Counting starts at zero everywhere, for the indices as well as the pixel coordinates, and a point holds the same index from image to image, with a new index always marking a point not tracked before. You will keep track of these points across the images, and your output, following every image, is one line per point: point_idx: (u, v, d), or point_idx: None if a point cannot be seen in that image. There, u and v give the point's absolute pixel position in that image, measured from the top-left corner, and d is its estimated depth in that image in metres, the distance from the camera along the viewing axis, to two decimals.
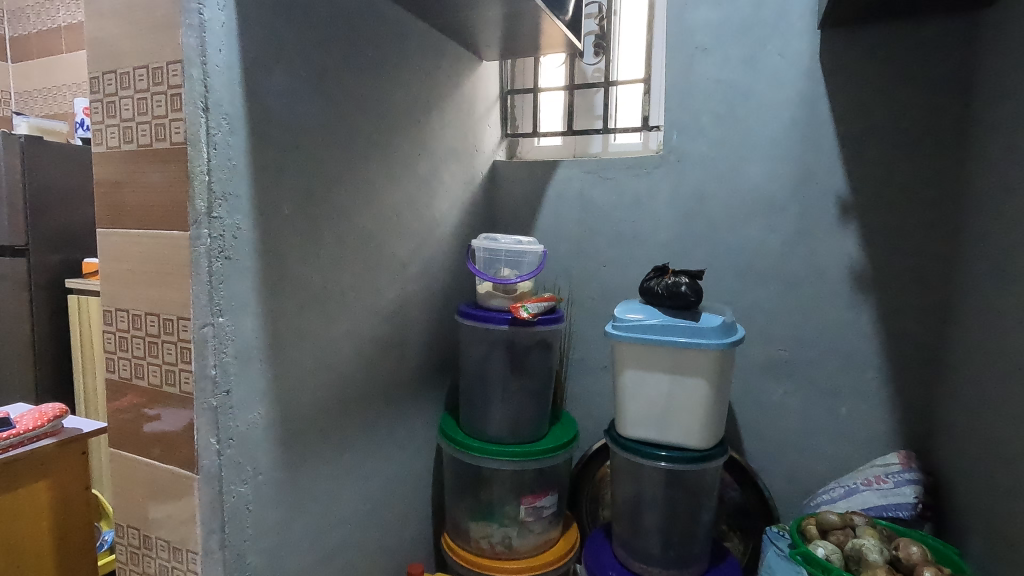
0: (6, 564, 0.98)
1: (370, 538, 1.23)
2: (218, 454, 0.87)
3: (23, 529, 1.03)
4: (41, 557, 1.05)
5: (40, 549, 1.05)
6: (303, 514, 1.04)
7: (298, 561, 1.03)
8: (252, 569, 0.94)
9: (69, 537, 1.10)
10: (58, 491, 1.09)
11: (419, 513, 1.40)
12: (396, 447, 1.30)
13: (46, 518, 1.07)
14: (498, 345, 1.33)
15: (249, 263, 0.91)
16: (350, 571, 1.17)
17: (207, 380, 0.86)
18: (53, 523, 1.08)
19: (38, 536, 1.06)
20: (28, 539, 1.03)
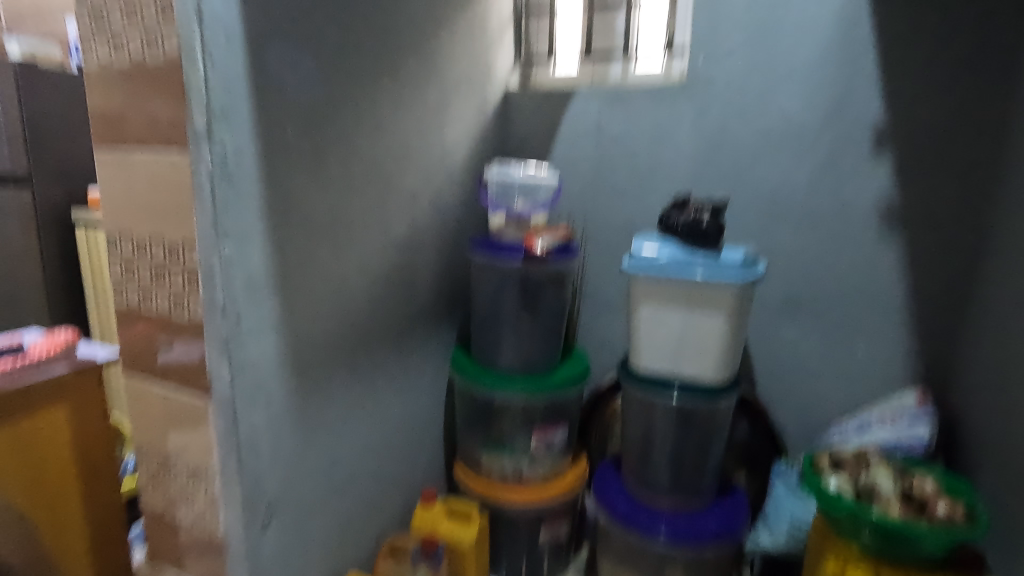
0: (27, 483, 1.01)
1: (384, 466, 1.26)
2: (230, 383, 0.87)
3: (44, 453, 1.04)
4: (64, 479, 1.08)
5: (63, 472, 1.08)
6: (317, 442, 1.05)
7: (314, 487, 1.06)
8: (268, 493, 0.96)
9: (91, 459, 1.13)
10: (78, 417, 1.10)
11: (431, 443, 1.42)
12: (407, 380, 1.31)
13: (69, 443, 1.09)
14: (509, 280, 1.30)
15: (254, 190, 0.87)
16: (364, 496, 1.20)
17: (216, 307, 0.84)
18: (77, 448, 1.10)
19: (62, 459, 1.07)
20: (50, 462, 1.06)
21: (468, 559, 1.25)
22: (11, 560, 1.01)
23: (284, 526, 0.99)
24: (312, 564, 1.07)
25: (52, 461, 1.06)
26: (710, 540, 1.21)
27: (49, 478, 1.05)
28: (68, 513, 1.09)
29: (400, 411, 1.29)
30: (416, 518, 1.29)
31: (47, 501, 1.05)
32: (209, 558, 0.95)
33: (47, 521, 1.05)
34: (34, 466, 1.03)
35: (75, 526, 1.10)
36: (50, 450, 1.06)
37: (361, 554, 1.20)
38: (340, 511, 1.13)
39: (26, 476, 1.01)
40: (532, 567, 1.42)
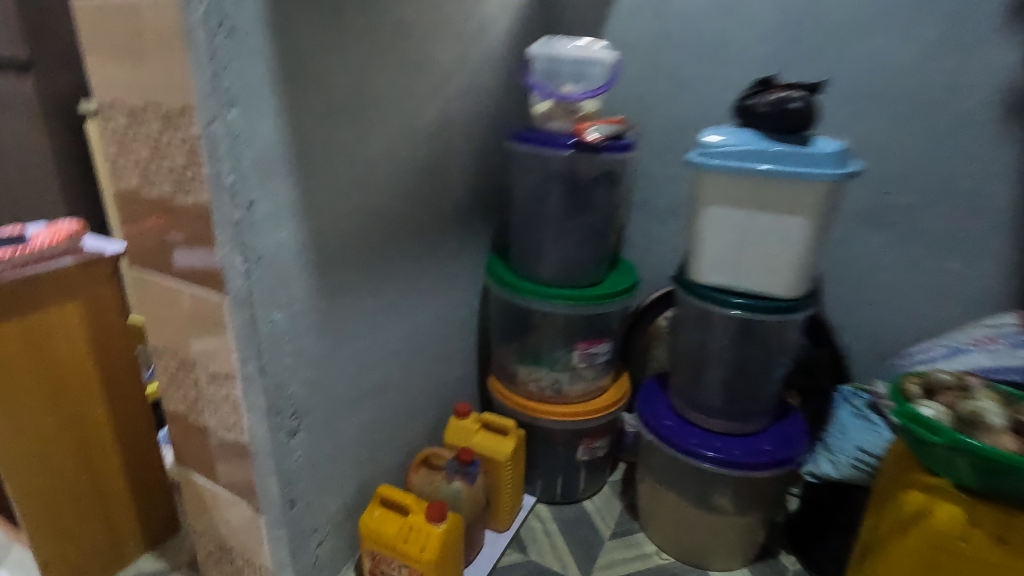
0: (40, 379, 0.97)
1: (416, 375, 1.18)
2: (245, 278, 0.75)
3: (59, 348, 0.99)
4: (82, 376, 1.03)
5: (80, 369, 1.03)
6: (344, 348, 0.96)
7: (342, 394, 0.98)
8: (295, 398, 0.88)
9: (111, 360, 1.07)
10: (92, 314, 1.02)
11: (465, 354, 1.34)
12: (439, 286, 1.20)
13: (85, 342, 1.02)
14: (555, 176, 1.15)
15: (261, 44, 0.71)
16: (396, 405, 1.13)
17: (223, 188, 0.72)
18: (93, 346, 1.04)
19: (78, 357, 1.02)
20: (63, 358, 1.00)
21: (505, 472, 1.20)
22: (31, 453, 0.99)
23: (313, 432, 0.93)
24: (344, 472, 1.02)
25: (68, 358, 1.00)
26: (767, 465, 1.12)
27: (64, 374, 1.00)
28: (89, 409, 1.05)
29: (432, 319, 1.20)
30: (451, 430, 1.23)
31: (66, 396, 1.01)
32: (236, 462, 0.89)
33: (64, 417, 1.02)
34: (48, 361, 0.98)
35: (97, 423, 1.07)
36: (65, 346, 1.00)
37: (395, 464, 1.15)
38: (371, 420, 1.06)
39: (35, 371, 0.96)
40: (569, 482, 1.37)
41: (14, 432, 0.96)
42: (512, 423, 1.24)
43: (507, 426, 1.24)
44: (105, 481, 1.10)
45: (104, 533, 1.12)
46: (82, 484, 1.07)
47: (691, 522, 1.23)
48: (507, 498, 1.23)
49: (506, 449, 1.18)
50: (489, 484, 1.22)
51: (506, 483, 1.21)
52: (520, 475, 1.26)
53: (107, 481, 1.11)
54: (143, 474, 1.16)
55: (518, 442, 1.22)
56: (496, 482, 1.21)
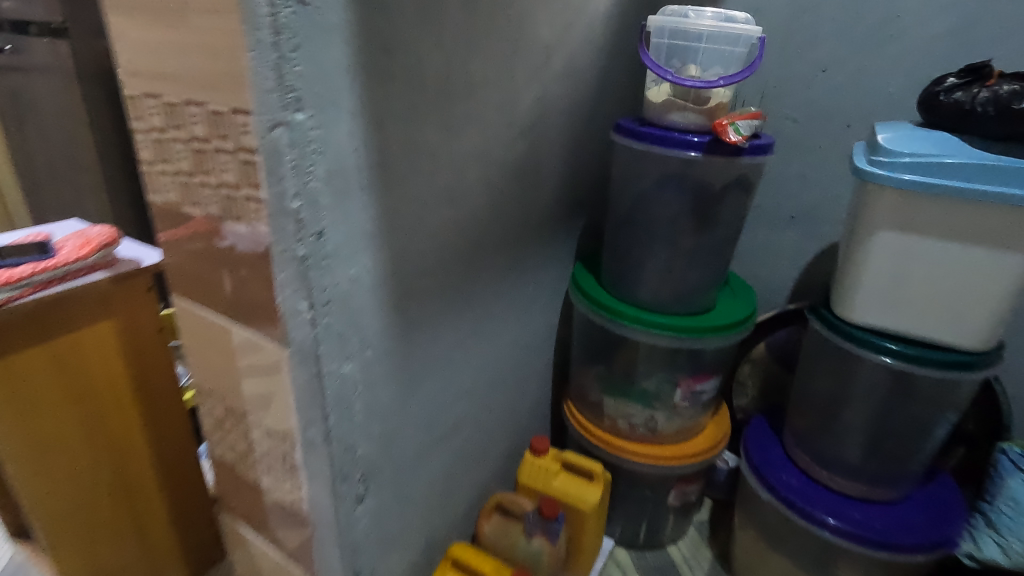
0: (73, 409, 0.84)
1: (493, 410, 1.01)
2: (311, 327, 0.58)
3: (94, 376, 0.85)
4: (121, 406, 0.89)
5: (118, 397, 0.88)
6: (419, 393, 0.80)
7: (413, 445, 0.82)
8: (362, 461, 0.71)
9: (153, 383, 0.92)
10: (129, 333, 0.87)
11: (542, 379, 1.16)
12: (523, 307, 1.01)
13: (122, 365, 0.88)
14: (671, 180, 0.93)
15: (340, 21, 0.52)
16: (470, 447, 0.96)
17: (288, 218, 0.54)
18: (133, 368, 0.89)
19: (115, 384, 0.87)
20: (99, 384, 0.86)
21: (588, 526, 1.03)
22: (64, 493, 0.86)
23: (381, 495, 0.77)
24: (412, 531, 0.86)
25: (104, 383, 0.86)
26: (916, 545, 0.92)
27: (100, 405, 0.86)
28: (130, 442, 0.92)
29: (512, 344, 1.02)
30: (526, 468, 1.06)
31: (102, 428, 0.88)
32: (293, 528, 0.75)
33: (100, 453, 0.88)
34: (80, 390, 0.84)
35: (139, 457, 0.93)
36: (101, 373, 0.85)
37: (466, 511, 0.99)
38: (441, 468, 0.90)
39: (68, 399, 0.83)
40: (654, 527, 1.20)
41: (41, 474, 0.83)
42: (598, 466, 1.06)
43: (593, 468, 1.06)
44: (149, 521, 0.97)
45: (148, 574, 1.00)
46: (127, 518, 0.94)
47: None
48: (587, 554, 1.06)
49: (592, 500, 1.01)
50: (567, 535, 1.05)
51: (588, 538, 1.04)
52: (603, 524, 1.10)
53: (152, 520, 0.98)
54: (194, 504, 1.02)
55: (605, 488, 1.05)
56: (576, 536, 1.04)
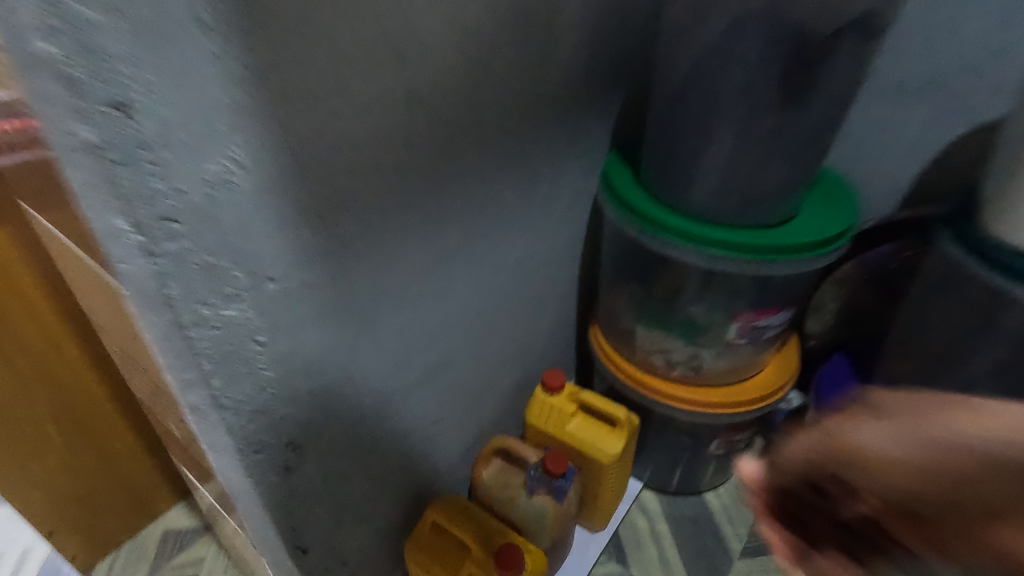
0: None
1: (493, 345, 0.81)
2: (155, 263, 0.38)
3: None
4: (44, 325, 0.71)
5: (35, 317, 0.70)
6: (375, 336, 0.60)
7: (374, 397, 0.63)
8: (286, 427, 0.54)
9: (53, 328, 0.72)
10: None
11: (563, 301, 0.94)
12: (533, 216, 0.76)
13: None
14: (759, 29, 0.60)
15: None
16: (461, 391, 0.78)
17: (53, 74, 0.31)
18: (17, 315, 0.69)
19: (30, 304, 0.69)
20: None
21: (606, 476, 0.86)
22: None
23: (328, 458, 0.61)
24: (383, 486, 0.71)
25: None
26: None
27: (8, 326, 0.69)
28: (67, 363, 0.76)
29: (518, 265, 0.78)
30: (533, 407, 0.88)
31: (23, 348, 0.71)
32: (225, 498, 0.60)
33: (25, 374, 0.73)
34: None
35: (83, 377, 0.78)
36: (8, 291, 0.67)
37: (458, 460, 0.84)
38: (420, 416, 0.72)
39: None
40: (691, 475, 1.02)
41: None
42: (623, 411, 0.85)
43: (616, 413, 0.85)
44: (109, 442, 0.85)
45: (124, 491, 0.91)
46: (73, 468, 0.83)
47: None
48: (607, 501, 0.91)
49: (614, 451, 0.83)
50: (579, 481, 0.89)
51: (608, 487, 0.88)
52: (630, 468, 0.92)
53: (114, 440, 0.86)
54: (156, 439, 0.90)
55: (631, 436, 0.85)
56: (592, 484, 0.88)
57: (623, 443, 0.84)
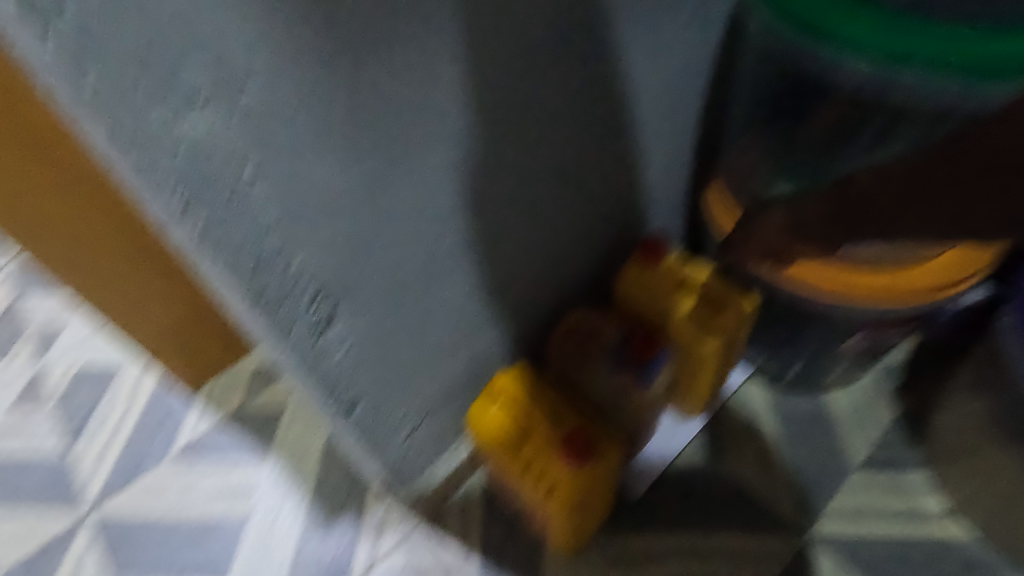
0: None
1: (579, 206, 0.65)
2: (56, 53, 0.27)
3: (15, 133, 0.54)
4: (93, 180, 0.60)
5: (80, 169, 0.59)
6: (416, 183, 0.47)
7: (423, 258, 0.52)
8: (309, 287, 0.45)
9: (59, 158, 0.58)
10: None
11: (676, 151, 0.73)
12: (642, 27, 0.55)
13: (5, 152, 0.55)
14: None
15: None
16: (537, 260, 0.64)
17: None
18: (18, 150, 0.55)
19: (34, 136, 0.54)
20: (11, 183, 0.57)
21: (701, 371, 0.72)
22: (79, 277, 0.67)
23: (369, 324, 0.52)
24: (444, 357, 0.63)
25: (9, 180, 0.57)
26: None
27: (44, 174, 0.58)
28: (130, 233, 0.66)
29: (617, 101, 0.59)
30: (625, 279, 0.73)
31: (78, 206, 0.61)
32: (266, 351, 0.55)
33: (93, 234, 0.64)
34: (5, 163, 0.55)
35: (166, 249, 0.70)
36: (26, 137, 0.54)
37: (534, 338, 0.73)
38: (485, 287, 0.61)
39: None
40: (812, 375, 0.84)
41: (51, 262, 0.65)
42: (739, 295, 0.68)
43: (728, 299, 0.68)
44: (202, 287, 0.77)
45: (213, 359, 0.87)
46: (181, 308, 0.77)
47: None
48: (698, 396, 0.78)
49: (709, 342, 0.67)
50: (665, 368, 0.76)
51: (702, 382, 0.74)
52: (731, 361, 0.78)
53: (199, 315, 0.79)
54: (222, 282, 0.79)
55: (740, 329, 0.69)
56: (683, 377, 0.74)
57: (729, 334, 0.68)
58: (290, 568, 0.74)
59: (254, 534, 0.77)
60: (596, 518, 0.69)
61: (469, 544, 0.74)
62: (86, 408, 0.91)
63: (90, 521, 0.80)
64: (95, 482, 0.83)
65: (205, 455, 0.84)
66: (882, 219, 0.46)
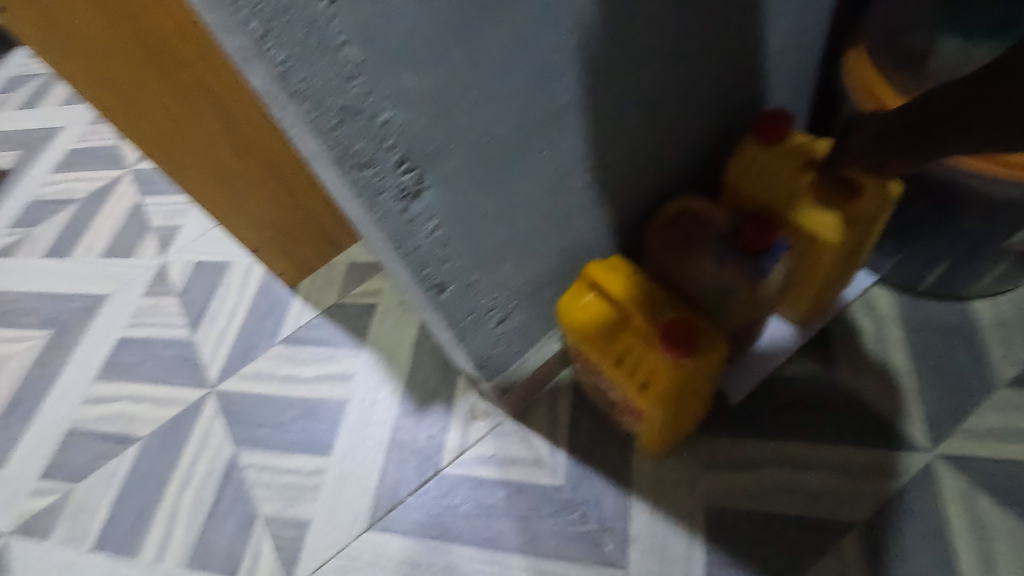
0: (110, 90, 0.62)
1: (692, 71, 0.56)
2: None
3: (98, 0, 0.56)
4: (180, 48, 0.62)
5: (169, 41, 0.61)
6: (509, 30, 0.41)
7: (516, 124, 0.47)
8: (396, 148, 0.42)
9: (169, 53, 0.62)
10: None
11: (810, 9, 0.62)
12: None
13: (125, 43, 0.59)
14: None
15: None
16: (640, 137, 0.57)
17: None
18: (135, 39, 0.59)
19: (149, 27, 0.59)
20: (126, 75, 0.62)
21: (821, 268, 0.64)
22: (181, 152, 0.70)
23: (458, 198, 0.49)
24: (536, 244, 0.59)
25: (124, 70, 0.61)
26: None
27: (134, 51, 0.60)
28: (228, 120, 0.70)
29: None
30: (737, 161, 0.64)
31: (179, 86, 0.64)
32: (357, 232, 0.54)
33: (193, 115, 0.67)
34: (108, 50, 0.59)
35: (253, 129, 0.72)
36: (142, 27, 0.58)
37: (632, 230, 0.67)
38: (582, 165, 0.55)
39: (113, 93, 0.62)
40: (958, 279, 0.72)
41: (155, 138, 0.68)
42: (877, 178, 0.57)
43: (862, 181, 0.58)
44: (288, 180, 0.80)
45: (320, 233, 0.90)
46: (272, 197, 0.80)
47: None
48: (813, 298, 0.70)
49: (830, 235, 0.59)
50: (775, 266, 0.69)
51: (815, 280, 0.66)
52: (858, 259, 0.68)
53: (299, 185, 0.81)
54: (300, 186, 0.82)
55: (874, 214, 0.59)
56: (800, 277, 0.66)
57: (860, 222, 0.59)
58: (387, 450, 0.77)
59: (353, 417, 0.81)
60: (691, 417, 0.65)
61: (558, 439, 0.73)
62: (203, 299, 0.98)
63: (214, 398, 0.87)
64: (215, 364, 0.90)
65: (308, 344, 0.89)
66: (942, 138, 0.44)
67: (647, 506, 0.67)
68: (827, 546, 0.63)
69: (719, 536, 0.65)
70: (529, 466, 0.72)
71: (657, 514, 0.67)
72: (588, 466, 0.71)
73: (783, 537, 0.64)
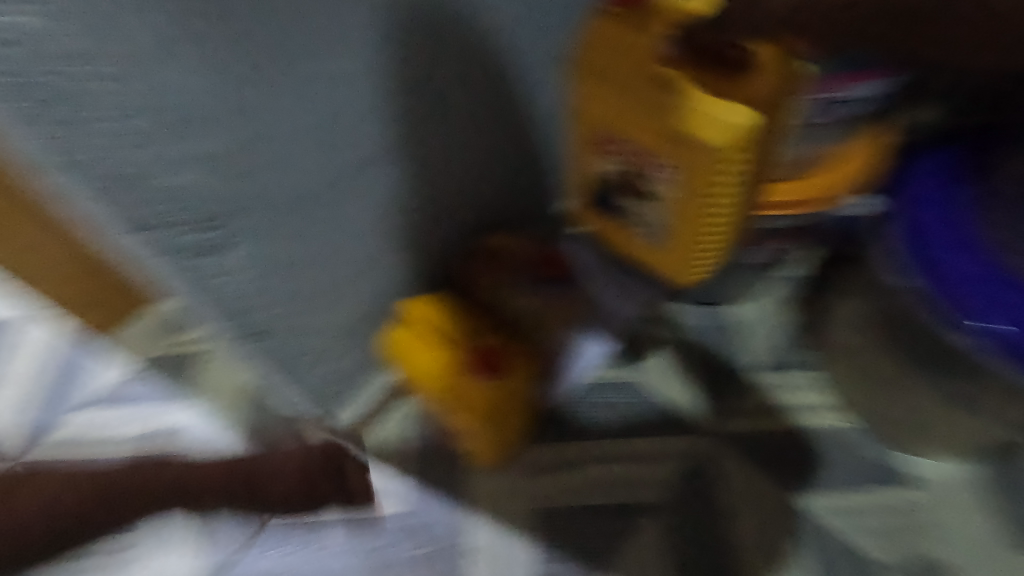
0: None
1: (484, 127, 0.63)
2: None
3: None
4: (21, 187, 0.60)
5: None
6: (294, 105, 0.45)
7: (315, 185, 0.50)
8: (194, 214, 0.44)
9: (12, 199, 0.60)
10: None
11: None
12: None
13: None
14: None
15: None
16: (445, 184, 0.63)
17: None
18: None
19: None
20: None
21: (727, 169, 0.54)
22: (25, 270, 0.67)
23: (269, 253, 0.51)
24: (355, 289, 0.62)
25: None
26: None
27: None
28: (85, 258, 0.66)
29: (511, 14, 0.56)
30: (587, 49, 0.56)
31: None
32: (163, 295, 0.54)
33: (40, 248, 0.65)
34: None
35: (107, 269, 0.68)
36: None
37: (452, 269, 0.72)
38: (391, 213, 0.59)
39: None
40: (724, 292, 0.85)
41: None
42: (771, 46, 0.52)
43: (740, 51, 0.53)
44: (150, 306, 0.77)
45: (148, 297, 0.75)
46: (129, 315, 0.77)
47: (905, 395, 0.73)
48: (716, 225, 0.60)
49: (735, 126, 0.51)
50: (665, 193, 0.59)
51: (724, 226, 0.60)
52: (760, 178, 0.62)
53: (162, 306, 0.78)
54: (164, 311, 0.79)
55: (778, 93, 0.54)
56: (701, 187, 0.56)
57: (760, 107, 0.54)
58: (221, 504, 0.75)
59: None
60: (518, 430, 0.72)
61: (398, 466, 0.76)
62: None
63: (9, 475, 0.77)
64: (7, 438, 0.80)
65: (123, 405, 0.82)
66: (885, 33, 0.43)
67: (481, 516, 0.74)
68: (629, 527, 0.73)
69: (547, 535, 0.73)
70: (370, 497, 0.75)
71: (492, 521, 0.73)
72: (428, 489, 0.75)
73: (598, 525, 0.73)
